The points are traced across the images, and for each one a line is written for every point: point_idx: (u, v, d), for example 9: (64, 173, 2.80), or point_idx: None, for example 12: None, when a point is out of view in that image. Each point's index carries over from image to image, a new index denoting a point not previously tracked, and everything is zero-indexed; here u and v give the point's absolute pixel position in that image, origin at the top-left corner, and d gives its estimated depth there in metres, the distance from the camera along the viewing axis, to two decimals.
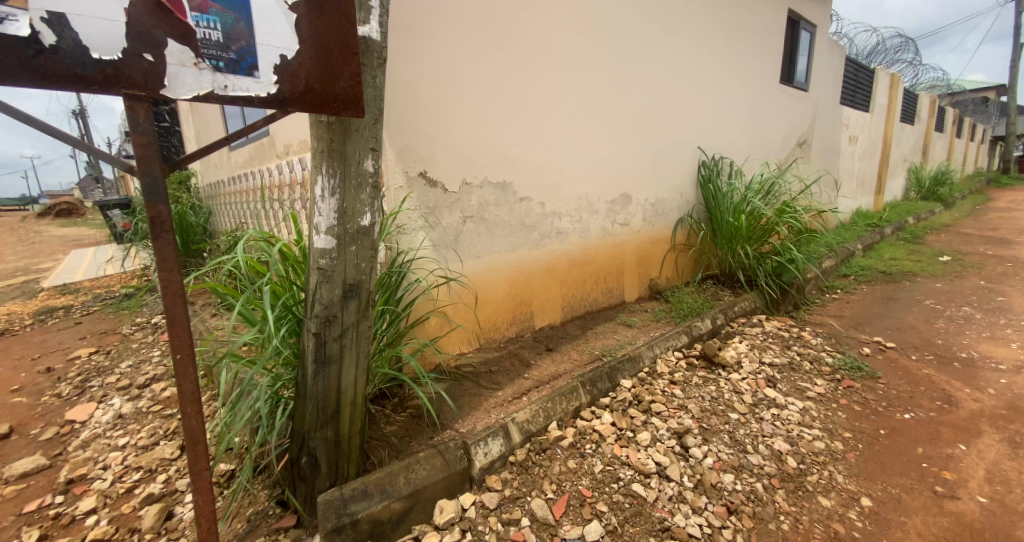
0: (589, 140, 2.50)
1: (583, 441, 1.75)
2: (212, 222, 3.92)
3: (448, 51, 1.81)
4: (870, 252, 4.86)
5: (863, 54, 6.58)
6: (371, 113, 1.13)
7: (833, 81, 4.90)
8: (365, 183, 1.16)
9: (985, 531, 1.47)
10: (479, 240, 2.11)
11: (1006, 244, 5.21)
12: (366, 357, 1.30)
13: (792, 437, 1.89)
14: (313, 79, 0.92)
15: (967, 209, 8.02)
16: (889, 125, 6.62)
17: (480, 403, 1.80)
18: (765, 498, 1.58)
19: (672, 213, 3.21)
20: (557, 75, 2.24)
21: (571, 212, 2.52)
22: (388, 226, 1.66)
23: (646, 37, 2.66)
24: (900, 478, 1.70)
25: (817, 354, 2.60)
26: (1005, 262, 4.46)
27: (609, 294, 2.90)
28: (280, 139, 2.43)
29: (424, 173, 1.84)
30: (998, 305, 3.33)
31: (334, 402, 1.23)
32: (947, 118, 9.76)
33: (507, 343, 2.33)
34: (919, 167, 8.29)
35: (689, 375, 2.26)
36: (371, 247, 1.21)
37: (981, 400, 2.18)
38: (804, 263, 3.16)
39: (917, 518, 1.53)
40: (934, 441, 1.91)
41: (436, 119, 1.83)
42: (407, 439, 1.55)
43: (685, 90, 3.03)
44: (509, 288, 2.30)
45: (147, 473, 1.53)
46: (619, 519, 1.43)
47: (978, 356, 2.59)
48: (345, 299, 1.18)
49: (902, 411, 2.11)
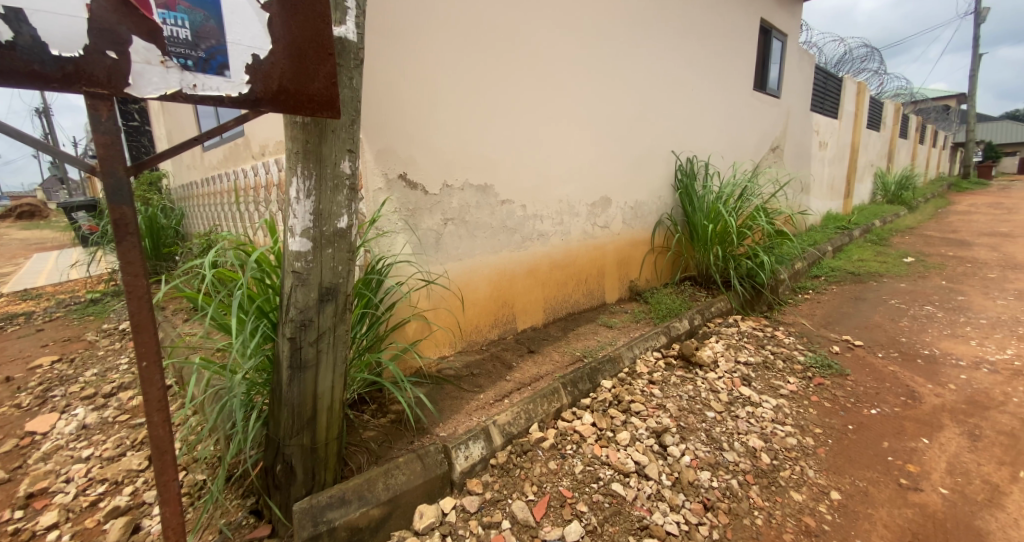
0: (570, 142, 2.53)
1: (564, 441, 1.76)
2: (184, 225, 3.81)
3: (428, 52, 1.81)
4: (840, 254, 5.04)
5: (832, 63, 6.83)
6: (347, 114, 1.12)
7: (804, 89, 5.08)
8: (342, 185, 1.14)
9: (946, 521, 1.53)
10: (461, 242, 2.10)
11: (964, 246, 5.47)
12: (343, 362, 1.28)
13: (766, 434, 1.94)
14: (287, 79, 0.91)
15: (930, 212, 8.39)
16: (857, 132, 6.88)
17: (461, 406, 1.80)
18: (740, 494, 1.62)
19: (651, 216, 3.27)
20: (538, 79, 2.27)
21: (552, 215, 2.54)
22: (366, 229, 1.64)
23: (624, 44, 2.72)
24: (867, 472, 1.77)
25: (789, 352, 2.69)
26: (964, 263, 4.68)
27: (590, 295, 2.93)
28: (255, 140, 2.37)
29: (404, 175, 1.83)
30: (957, 304, 3.49)
31: (310, 408, 1.21)
32: (911, 125, 10.21)
33: (489, 346, 2.32)
34: (885, 172, 8.65)
35: (667, 375, 2.30)
36: (348, 250, 1.19)
37: (943, 395, 2.28)
38: (776, 265, 3.26)
39: (883, 510, 1.58)
40: (899, 435, 1.99)
41: (417, 120, 1.83)
42: (387, 445, 1.53)
43: (662, 95, 3.10)
44: (490, 290, 2.30)
45: (112, 486, 1.47)
46: (599, 519, 1.45)
47: (939, 353, 2.72)
48: (321, 303, 1.16)
49: (869, 407, 2.20)
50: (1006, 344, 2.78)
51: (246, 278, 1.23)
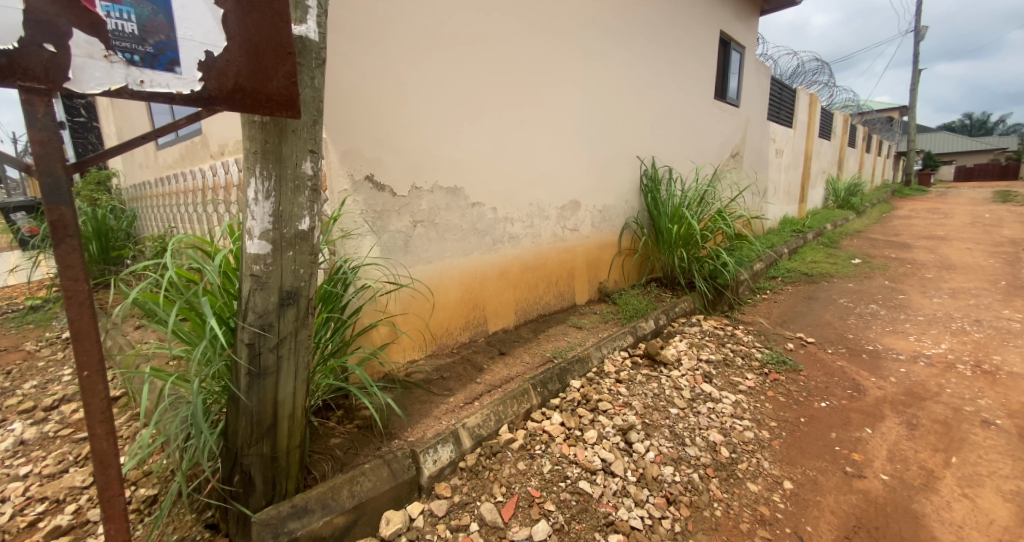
0: (540, 147, 2.57)
1: (534, 442, 1.78)
2: (136, 226, 3.61)
3: (396, 54, 1.80)
4: (795, 256, 5.31)
5: (787, 75, 7.20)
6: (308, 114, 1.10)
7: (761, 99, 5.33)
8: (303, 186, 1.12)
9: (887, 505, 1.63)
10: (430, 245, 2.09)
11: (905, 248, 5.88)
12: (306, 368, 1.24)
13: (726, 428, 2.02)
14: (244, 76, 0.88)
15: (875, 217, 8.97)
16: (810, 140, 7.28)
17: (430, 410, 1.78)
18: (701, 487, 1.68)
19: (619, 219, 3.35)
20: (507, 83, 2.30)
21: (523, 218, 2.56)
22: (330, 231, 1.61)
23: (590, 51, 2.79)
24: (816, 461, 1.87)
25: (747, 350, 2.81)
26: (905, 264, 5.02)
27: (561, 297, 2.97)
28: (213, 139, 2.28)
29: (371, 177, 1.80)
30: (898, 302, 3.75)
31: (270, 416, 1.17)
32: (858, 135, 10.89)
33: (460, 349, 2.32)
34: (835, 178, 9.18)
35: (633, 373, 2.36)
36: (311, 253, 1.17)
37: (885, 387, 2.44)
38: (736, 267, 3.40)
39: (830, 497, 1.68)
40: (845, 426, 2.11)
41: (385, 122, 1.82)
42: (353, 451, 1.50)
43: (628, 102, 3.19)
44: (461, 293, 2.30)
45: (53, 505, 1.37)
46: (566, 517, 1.47)
47: (882, 348, 2.91)
48: (282, 307, 1.13)
49: (819, 400, 2.33)
50: (940, 339, 3.00)
51: (205, 278, 1.19)
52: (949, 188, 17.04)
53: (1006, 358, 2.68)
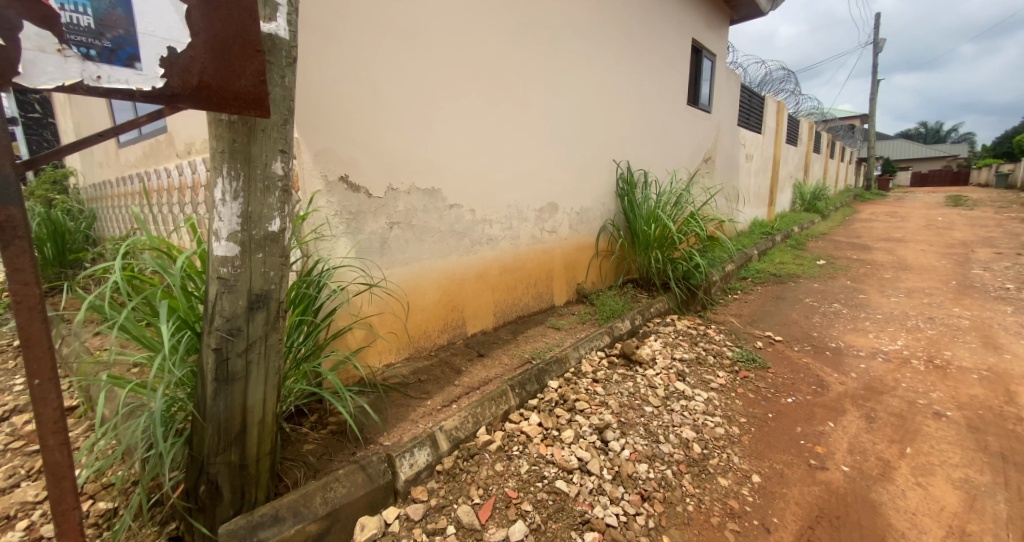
0: (517, 149, 2.59)
1: (511, 443, 1.79)
2: (96, 228, 3.44)
3: (371, 53, 1.79)
4: (764, 258, 5.50)
5: (756, 83, 7.45)
6: (279, 113, 1.07)
7: (732, 105, 5.49)
8: (274, 187, 1.09)
9: (847, 495, 1.71)
10: (407, 247, 2.07)
11: (865, 250, 6.16)
12: (277, 373, 1.21)
13: (698, 425, 2.08)
14: (209, 74, 0.85)
15: (839, 220, 9.36)
16: (778, 146, 7.55)
17: (407, 413, 1.76)
18: (674, 483, 1.72)
19: (596, 221, 3.40)
20: (483, 85, 2.31)
21: (501, 220, 2.57)
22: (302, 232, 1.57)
23: (566, 56, 2.83)
24: (783, 455, 1.95)
25: (719, 348, 2.90)
26: (865, 265, 5.26)
27: (540, 299, 2.99)
28: (180, 137, 2.20)
29: (345, 177, 1.78)
30: (859, 302, 3.93)
31: (238, 422, 1.13)
32: (822, 141, 11.36)
33: (438, 351, 2.30)
34: (802, 183, 9.55)
35: (610, 373, 2.40)
36: (281, 255, 1.14)
37: (846, 383, 2.55)
38: (709, 268, 3.49)
39: (795, 489, 1.75)
40: (810, 420, 2.20)
41: (359, 122, 1.79)
42: (327, 457, 1.47)
43: (604, 105, 3.25)
44: (439, 295, 2.28)
45: (3, 521, 1.29)
46: (542, 516, 1.48)
47: (844, 345, 3.04)
48: (251, 310, 1.10)
49: (786, 396, 2.42)
50: (897, 336, 3.16)
51: (165, 281, 1.13)
52: (906, 192, 17.97)
53: (956, 354, 2.84)
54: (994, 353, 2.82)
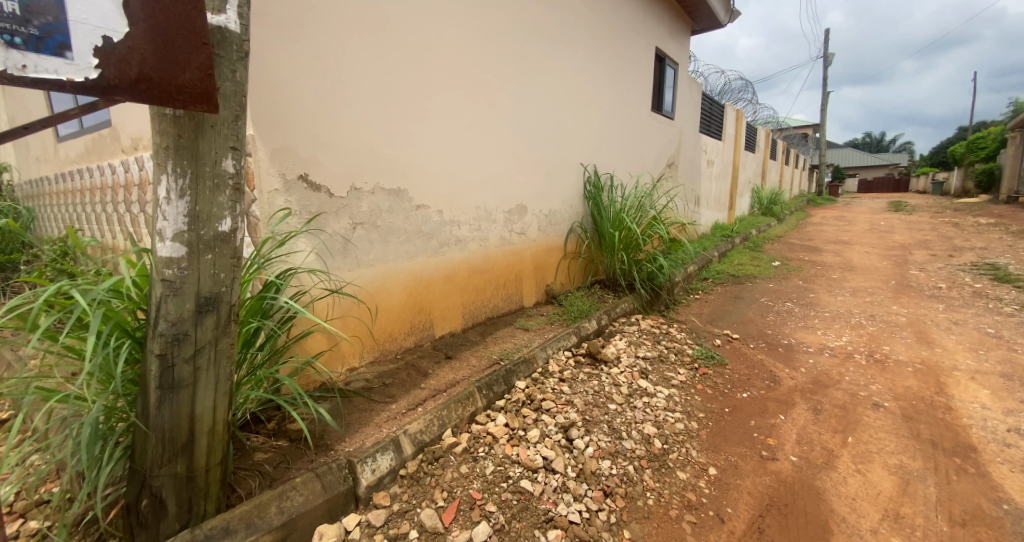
0: (484, 150, 2.59)
1: (477, 444, 1.78)
2: (32, 228, 3.19)
3: (332, 51, 1.76)
4: (723, 259, 5.73)
5: (716, 92, 7.76)
6: (229, 108, 1.03)
7: (693, 112, 5.69)
8: (224, 185, 1.05)
9: (795, 484, 1.81)
10: (371, 248, 2.03)
11: (816, 251, 6.53)
12: (228, 379, 1.16)
13: (659, 421, 2.14)
14: (149, 66, 0.82)
15: (793, 223, 9.88)
16: (736, 152, 7.88)
17: (370, 418, 1.73)
18: (635, 478, 1.76)
19: (564, 223, 3.44)
20: (450, 86, 2.30)
21: (469, 221, 2.57)
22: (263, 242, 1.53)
23: (533, 59, 2.87)
24: (737, 448, 2.03)
25: (680, 346, 3.00)
26: (815, 266, 5.57)
27: (508, 300, 2.99)
28: (125, 132, 2.07)
29: (305, 176, 1.73)
30: (809, 300, 4.16)
31: (185, 432, 1.08)
32: (778, 149, 11.97)
33: (404, 354, 2.26)
34: (759, 188, 10.02)
35: (576, 372, 2.44)
36: (232, 256, 1.10)
37: (796, 377, 2.70)
38: (671, 269, 3.60)
39: (748, 480, 1.83)
40: (762, 414, 2.31)
41: (321, 120, 1.76)
42: (284, 466, 1.42)
43: (570, 109, 3.30)
44: (405, 297, 2.25)
45: None
46: (506, 516, 1.48)
47: (795, 341, 3.22)
48: (199, 314, 1.05)
49: (741, 391, 2.53)
50: (842, 332, 3.36)
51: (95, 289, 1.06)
52: (852, 198, 19.18)
53: (893, 348, 3.06)
54: (926, 347, 3.05)
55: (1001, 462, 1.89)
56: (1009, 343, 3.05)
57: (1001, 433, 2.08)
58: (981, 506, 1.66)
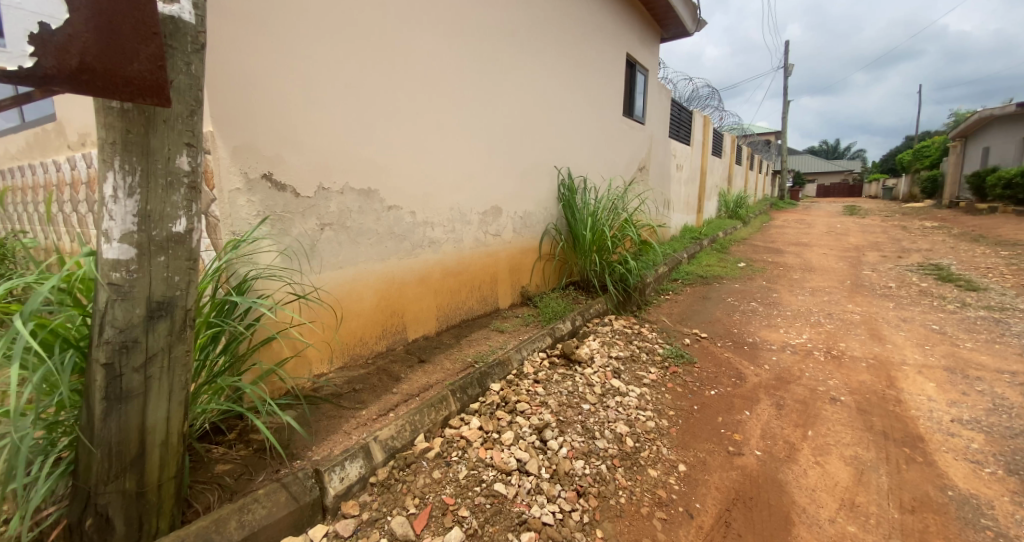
0: (458, 152, 2.58)
1: (450, 449, 1.76)
2: None
3: (297, 47, 1.71)
4: (692, 261, 5.90)
5: (684, 99, 7.97)
6: (184, 102, 0.98)
7: (663, 117, 5.84)
8: (178, 183, 0.99)
9: (759, 477, 1.86)
10: (341, 249, 1.97)
11: (778, 253, 6.81)
12: (183, 388, 1.10)
13: (631, 420, 2.17)
14: (92, 55, 0.77)
15: (757, 226, 10.28)
16: (704, 157, 8.12)
17: (339, 425, 1.68)
18: (608, 477, 1.78)
19: (539, 226, 3.46)
20: (422, 86, 2.28)
21: (443, 222, 2.54)
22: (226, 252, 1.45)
23: (505, 63, 2.87)
24: (705, 444, 2.09)
25: (651, 346, 3.06)
26: (778, 267, 5.80)
27: (483, 302, 2.98)
28: (71, 127, 1.94)
29: (268, 175, 1.67)
30: (772, 300, 4.33)
31: (135, 446, 1.01)
32: (743, 155, 12.42)
33: (376, 359, 2.21)
34: (725, 192, 10.37)
35: (551, 373, 2.45)
36: (189, 258, 1.04)
37: (760, 374, 2.80)
38: (642, 270, 3.67)
39: (716, 475, 1.88)
40: (729, 410, 2.38)
41: (287, 118, 1.70)
42: (245, 477, 1.36)
43: (543, 113, 3.33)
44: (376, 300, 2.19)
45: None
46: (479, 521, 1.47)
47: (759, 340, 3.33)
48: (151, 320, 0.99)
49: (709, 389, 2.60)
50: (802, 330, 3.52)
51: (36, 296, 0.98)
52: (812, 202, 20.13)
53: (849, 345, 3.21)
54: (878, 343, 3.22)
55: (946, 450, 2.01)
56: (952, 338, 3.26)
57: (946, 423, 2.22)
58: (928, 493, 1.75)
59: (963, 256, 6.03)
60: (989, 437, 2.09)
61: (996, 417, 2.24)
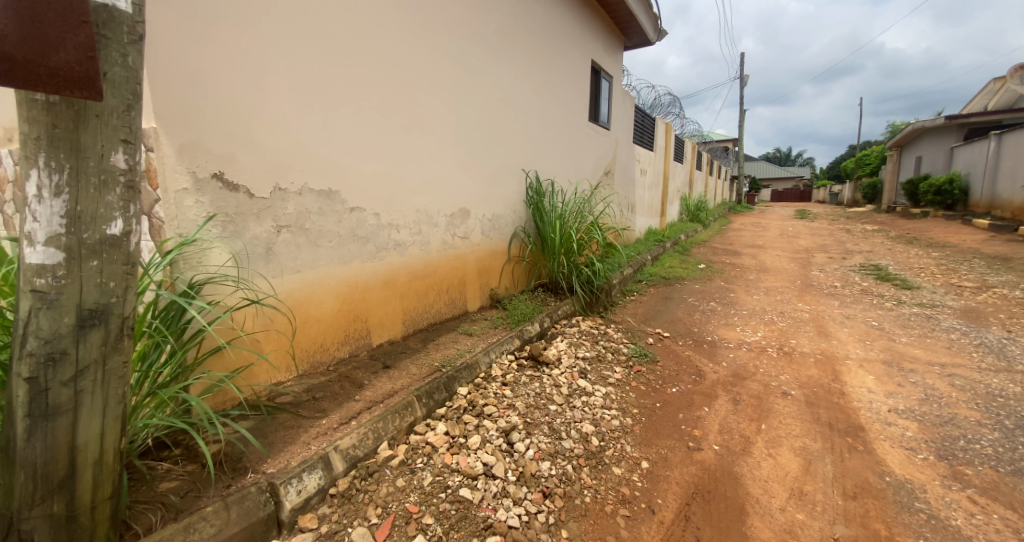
0: (423, 153, 2.55)
1: (415, 456, 1.73)
2: None
3: (249, 43, 1.64)
4: (655, 262, 6.08)
5: (648, 106, 8.22)
6: (118, 95, 0.92)
7: (628, 123, 6.00)
8: (113, 182, 0.93)
9: (717, 471, 1.94)
10: (299, 252, 1.90)
11: (735, 254, 7.12)
12: (120, 401, 1.02)
13: (597, 419, 2.21)
14: (11, 43, 0.72)
15: (717, 229, 10.72)
16: (667, 162, 8.39)
17: (297, 435, 1.61)
18: (574, 477, 1.80)
19: (507, 228, 3.47)
20: (385, 86, 2.24)
21: (409, 224, 2.50)
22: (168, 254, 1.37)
23: (471, 65, 2.87)
24: (667, 440, 2.15)
25: (617, 345, 3.12)
26: (736, 268, 6.07)
27: (452, 305, 2.95)
28: None
29: (219, 175, 1.59)
30: (730, 299, 4.53)
31: (64, 465, 0.94)
32: (703, 160, 12.94)
33: (337, 366, 2.14)
34: (687, 196, 10.77)
35: (518, 375, 2.46)
36: (125, 263, 0.97)
37: (719, 371, 2.91)
38: (608, 272, 3.74)
39: (677, 470, 1.93)
40: (689, 407, 2.46)
41: (239, 115, 1.63)
42: (193, 495, 1.28)
43: (510, 115, 3.35)
44: (338, 304, 2.13)
45: None
46: (444, 527, 1.45)
47: (718, 338, 3.47)
48: (81, 330, 0.92)
49: (671, 386, 2.69)
50: (757, 328, 3.68)
51: None
52: (767, 207, 21.21)
53: (799, 341, 3.39)
54: (825, 340, 3.42)
55: (884, 439, 2.15)
56: (889, 334, 3.50)
57: (884, 413, 2.38)
58: (868, 480, 1.87)
59: (900, 257, 6.49)
60: (921, 425, 2.25)
61: (927, 406, 2.42)
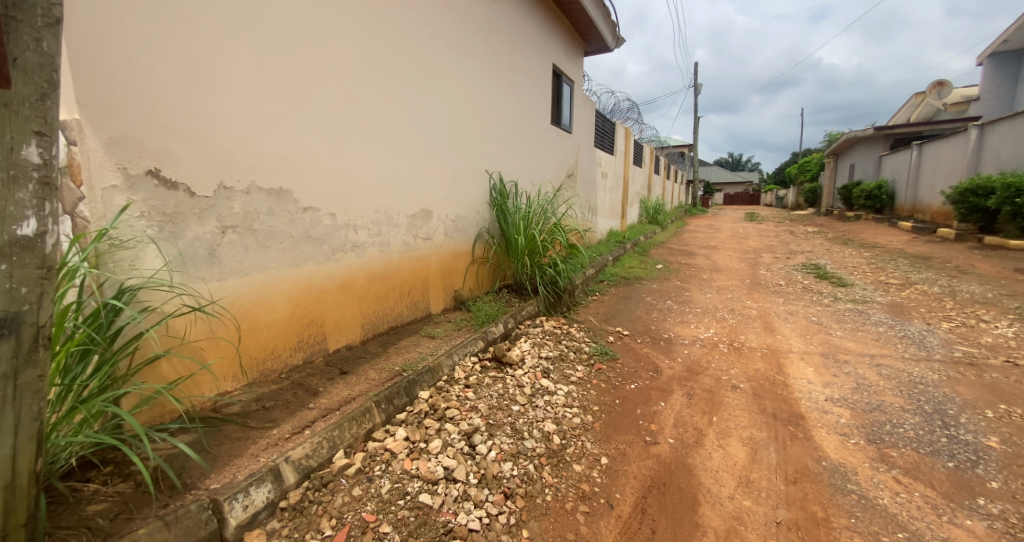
0: (382, 153, 2.49)
1: (372, 463, 1.68)
2: None
3: (188, 32, 1.54)
4: (615, 263, 6.24)
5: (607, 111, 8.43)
6: (31, 83, 0.84)
7: (589, 127, 6.12)
8: (25, 178, 0.85)
9: (672, 463, 2.00)
10: (247, 254, 1.81)
11: (690, 255, 7.42)
12: (35, 419, 0.93)
13: (558, 418, 2.23)
14: None
15: (674, 231, 11.12)
16: (626, 165, 8.64)
17: (244, 448, 1.53)
18: (535, 476, 1.81)
19: (471, 229, 3.45)
20: (340, 83, 2.17)
21: (368, 225, 2.43)
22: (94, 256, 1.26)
23: (431, 65, 2.84)
24: (626, 435, 2.21)
25: (579, 344, 3.18)
26: (691, 268, 6.33)
27: (414, 307, 2.89)
28: None
29: (154, 171, 1.49)
30: (685, 298, 4.71)
31: None
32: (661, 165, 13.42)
33: (290, 373, 2.05)
34: (645, 199, 11.13)
35: (481, 377, 2.45)
36: (40, 267, 0.89)
37: (674, 367, 3.01)
38: (570, 272, 3.79)
39: (634, 465, 1.98)
40: (646, 402, 2.54)
41: (177, 108, 1.53)
42: (124, 517, 1.18)
43: (472, 116, 3.34)
44: (291, 309, 2.03)
45: None
46: (403, 534, 1.41)
47: (674, 335, 3.61)
48: None
49: (630, 383, 2.76)
50: (710, 325, 3.86)
51: None
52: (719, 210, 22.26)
53: (747, 337, 3.57)
54: (771, 335, 3.62)
55: (822, 426, 2.31)
56: (826, 328, 3.76)
57: (822, 402, 2.55)
58: (808, 465, 2.00)
59: (837, 256, 6.98)
60: (853, 412, 2.43)
61: (859, 395, 2.62)
